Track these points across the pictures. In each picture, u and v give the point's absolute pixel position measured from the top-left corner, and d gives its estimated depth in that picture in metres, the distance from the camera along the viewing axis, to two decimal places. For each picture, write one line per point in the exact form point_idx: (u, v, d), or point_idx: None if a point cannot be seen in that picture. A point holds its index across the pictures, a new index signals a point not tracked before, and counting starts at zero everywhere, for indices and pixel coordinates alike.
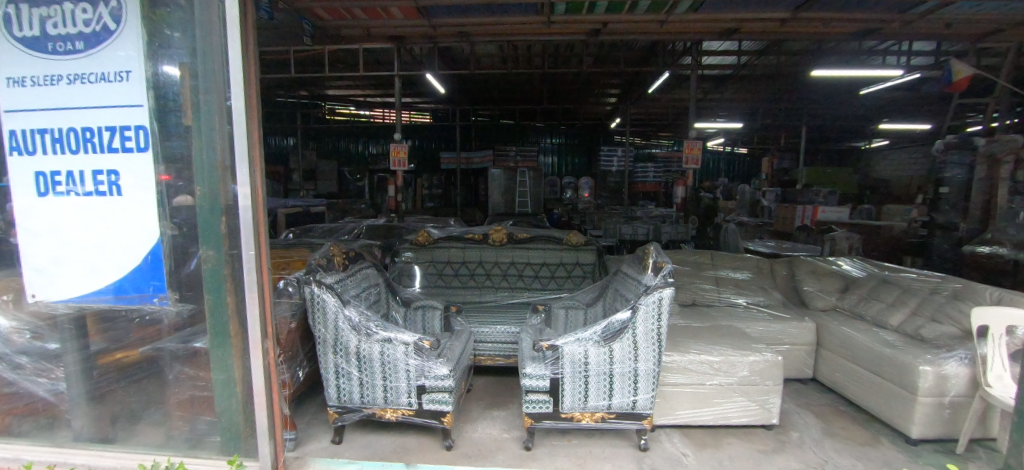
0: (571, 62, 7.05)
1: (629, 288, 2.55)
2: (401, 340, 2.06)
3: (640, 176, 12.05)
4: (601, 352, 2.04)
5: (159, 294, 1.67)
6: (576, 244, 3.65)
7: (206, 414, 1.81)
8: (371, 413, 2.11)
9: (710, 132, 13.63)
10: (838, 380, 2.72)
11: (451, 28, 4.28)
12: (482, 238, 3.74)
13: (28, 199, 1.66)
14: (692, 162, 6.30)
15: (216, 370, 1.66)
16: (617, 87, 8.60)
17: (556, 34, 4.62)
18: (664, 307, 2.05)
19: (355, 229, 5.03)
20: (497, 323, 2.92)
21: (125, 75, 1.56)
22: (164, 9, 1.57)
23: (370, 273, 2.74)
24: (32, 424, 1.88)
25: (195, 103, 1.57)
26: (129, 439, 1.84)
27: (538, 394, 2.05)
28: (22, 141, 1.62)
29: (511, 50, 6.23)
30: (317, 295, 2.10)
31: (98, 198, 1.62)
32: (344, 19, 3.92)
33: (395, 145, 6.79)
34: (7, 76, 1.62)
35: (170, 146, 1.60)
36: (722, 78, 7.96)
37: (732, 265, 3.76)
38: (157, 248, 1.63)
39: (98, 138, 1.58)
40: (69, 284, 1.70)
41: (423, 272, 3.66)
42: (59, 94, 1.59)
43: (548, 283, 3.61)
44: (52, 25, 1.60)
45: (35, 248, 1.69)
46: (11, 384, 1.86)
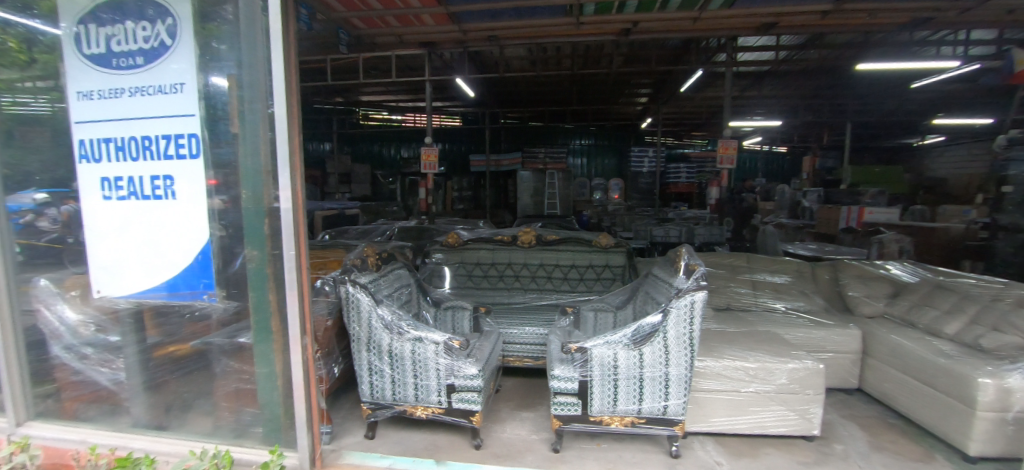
0: (601, 62, 6.98)
1: (660, 291, 2.50)
2: (431, 339, 2.11)
3: (672, 177, 11.81)
4: (631, 355, 2.02)
5: (208, 291, 1.78)
6: (606, 246, 3.61)
7: (250, 406, 1.90)
8: (402, 410, 2.16)
9: (747, 131, 13.19)
10: (887, 391, 2.57)
11: (481, 33, 4.35)
12: (512, 239, 3.77)
13: (95, 203, 1.81)
14: (727, 162, 6.12)
15: (260, 364, 1.75)
16: (648, 87, 8.44)
17: (586, 35, 4.60)
18: (697, 310, 1.99)
19: (388, 231, 5.17)
20: (526, 324, 2.93)
21: (179, 86, 1.68)
22: (213, 23, 1.68)
23: (402, 273, 2.81)
24: (96, 410, 2.04)
25: (241, 111, 1.66)
26: (182, 427, 1.97)
27: (566, 396, 2.04)
28: (90, 150, 1.77)
29: (540, 52, 6.25)
30: (352, 294, 2.18)
31: (154, 202, 1.75)
32: (377, 27, 4.05)
33: (426, 149, 6.92)
34: (78, 90, 1.78)
35: (219, 152, 1.70)
36: (759, 75, 7.69)
37: (771, 269, 3.62)
38: (207, 248, 1.74)
39: (155, 146, 1.70)
40: (129, 281, 1.83)
41: (454, 273, 3.72)
42: (121, 106, 1.73)
43: (577, 285, 3.59)
44: (116, 42, 1.74)
45: (101, 248, 1.84)
46: (79, 372, 2.03)
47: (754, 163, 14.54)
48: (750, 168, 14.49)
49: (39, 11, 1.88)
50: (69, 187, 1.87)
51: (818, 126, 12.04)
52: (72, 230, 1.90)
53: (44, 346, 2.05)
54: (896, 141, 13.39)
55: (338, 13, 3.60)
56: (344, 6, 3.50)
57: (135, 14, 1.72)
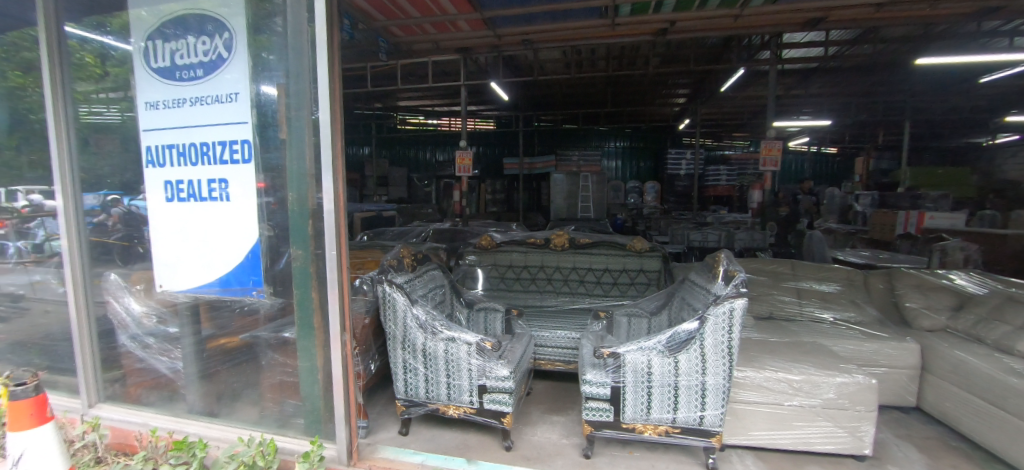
0: (637, 63, 6.87)
1: (697, 297, 2.43)
2: (464, 340, 2.14)
3: (711, 180, 11.45)
4: (666, 363, 1.97)
5: (257, 288, 1.89)
6: (640, 250, 3.54)
7: (293, 398, 2.00)
8: (435, 408, 2.20)
9: (793, 131, 12.59)
10: (949, 411, 2.38)
11: (516, 37, 4.37)
12: (545, 242, 3.75)
13: (158, 204, 1.96)
14: (770, 164, 5.85)
15: (303, 358, 1.84)
16: (686, 87, 8.20)
17: (621, 36, 4.53)
18: (736, 319, 1.92)
19: (423, 232, 5.28)
20: (558, 327, 2.92)
21: (234, 96, 1.79)
22: (265, 35, 1.79)
23: (436, 274, 2.87)
24: (157, 396, 2.22)
25: (289, 118, 1.75)
26: (231, 414, 2.09)
27: (598, 401, 2.02)
28: (156, 156, 1.93)
29: (574, 54, 6.21)
30: (388, 293, 2.25)
31: (211, 204, 1.88)
32: (415, 34, 4.15)
33: (461, 153, 7.02)
34: (146, 101, 1.94)
35: (268, 157, 1.80)
36: (806, 72, 7.32)
37: (818, 276, 3.43)
38: (256, 247, 1.85)
39: (212, 151, 1.83)
40: (187, 277, 1.97)
41: (487, 274, 3.76)
42: (183, 115, 1.87)
43: (610, 289, 3.54)
44: (179, 56, 1.88)
45: (163, 246, 1.99)
46: (142, 360, 2.23)
47: (801, 164, 13.82)
48: (797, 170, 13.78)
49: (115, 30, 2.08)
50: (138, 191, 2.05)
51: (872, 125, 11.32)
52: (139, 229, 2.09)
53: (113, 335, 2.25)
54: (963, 139, 12.37)
55: (378, 22, 3.72)
56: (383, 15, 3.61)
57: (196, 30, 1.86)
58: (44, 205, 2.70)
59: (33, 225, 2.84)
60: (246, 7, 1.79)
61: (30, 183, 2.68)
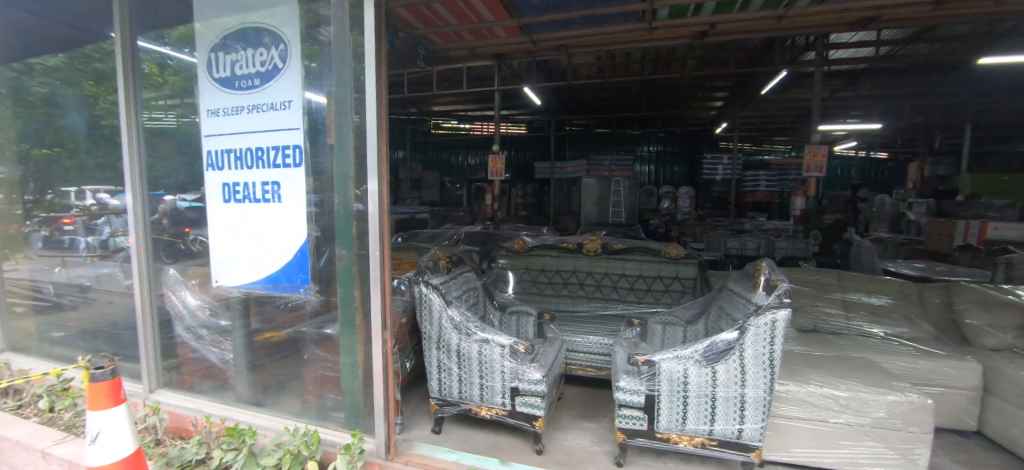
0: (673, 66, 6.73)
1: (737, 307, 2.36)
2: (498, 342, 2.17)
3: (749, 185, 11.08)
4: (703, 373, 1.93)
5: (304, 285, 1.98)
6: (676, 257, 3.47)
7: (333, 392, 2.07)
8: (468, 409, 2.24)
9: (839, 135, 12.00)
10: (1016, 437, 2.21)
11: (551, 42, 4.41)
12: (577, 247, 3.75)
13: (216, 205, 2.09)
14: (815, 169, 5.59)
15: (345, 353, 1.92)
16: (724, 90, 7.98)
17: (658, 40, 4.47)
18: (779, 330, 1.86)
19: (455, 235, 5.35)
20: (591, 333, 2.89)
21: (288, 104, 1.89)
22: (317, 46, 1.88)
23: (470, 276, 2.92)
24: (210, 385, 2.36)
25: (336, 124, 1.83)
26: (276, 405, 2.20)
27: (631, 409, 1.99)
28: (216, 160, 2.06)
29: (608, 58, 6.15)
30: (424, 294, 2.31)
31: (264, 205, 1.99)
32: (453, 41, 4.25)
33: (493, 157, 7.09)
34: (208, 108, 2.08)
35: (318, 162, 1.89)
36: (853, 73, 6.99)
37: (867, 289, 3.26)
38: (304, 246, 1.94)
39: (267, 156, 1.94)
40: (239, 273, 2.09)
41: (519, 278, 3.78)
42: (241, 121, 2.00)
43: (644, 296, 3.48)
44: (239, 67, 2.01)
45: (219, 243, 2.12)
46: (195, 350, 2.40)
47: (848, 170, 13.16)
48: (843, 175, 13.10)
49: (185, 46, 2.26)
50: (191, 192, 2.27)
51: (927, 128, 10.64)
52: (191, 230, 2.35)
53: (171, 326, 2.42)
54: None
55: (417, 30, 3.84)
56: (422, 24, 3.73)
57: (254, 42, 1.98)
58: (110, 204, 2.98)
59: (100, 222, 3.07)
60: (300, 20, 1.90)
61: (98, 182, 2.97)
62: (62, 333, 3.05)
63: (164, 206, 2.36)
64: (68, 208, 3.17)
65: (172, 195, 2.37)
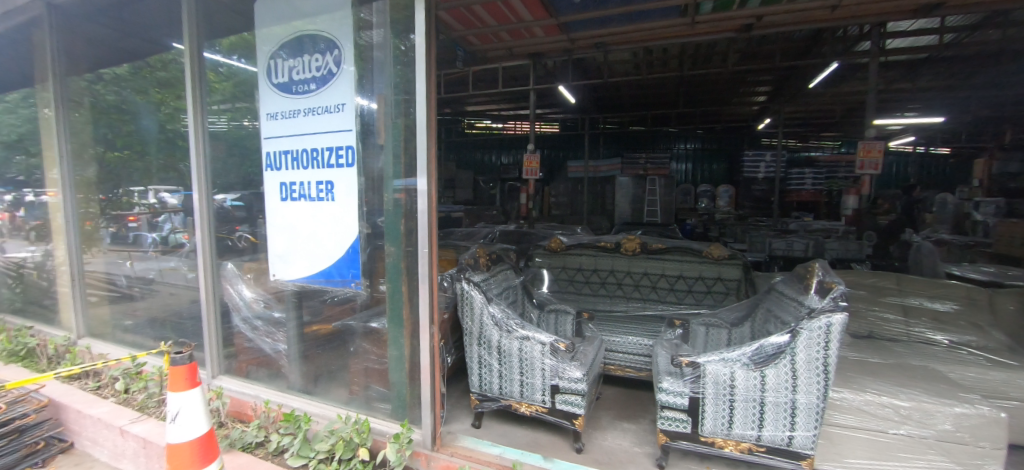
0: (714, 61, 6.50)
1: (786, 310, 2.27)
2: (538, 340, 2.19)
3: (794, 184, 10.59)
4: (752, 377, 1.87)
5: (356, 280, 2.06)
6: (718, 258, 3.37)
7: (379, 384, 2.15)
8: (507, 404, 2.27)
9: (894, 129, 11.28)
10: None
11: (589, 40, 4.38)
12: (615, 246, 3.72)
13: (274, 202, 2.22)
14: (869, 167, 5.28)
15: (393, 346, 2.00)
16: (768, 84, 7.65)
17: (701, 34, 4.34)
18: (834, 334, 1.77)
19: (490, 234, 5.42)
20: (629, 333, 2.86)
21: (341, 106, 1.98)
22: (369, 51, 1.96)
23: (509, 274, 2.95)
24: (264, 373, 2.51)
25: (387, 126, 1.90)
26: (325, 394, 2.31)
27: (674, 411, 1.94)
28: (274, 160, 2.19)
29: (645, 55, 5.98)
30: (466, 291, 2.36)
31: (318, 203, 2.09)
32: (491, 42, 4.30)
33: (528, 156, 7.12)
34: (268, 112, 2.21)
35: (370, 162, 1.97)
36: (912, 63, 6.56)
37: (930, 294, 3.06)
38: (355, 243, 2.03)
39: (322, 156, 2.04)
40: (295, 268, 2.21)
41: (555, 276, 3.79)
42: (298, 124, 2.11)
43: (684, 296, 3.41)
44: (296, 72, 2.12)
45: (277, 239, 2.25)
46: (250, 340, 2.56)
47: (904, 166, 12.36)
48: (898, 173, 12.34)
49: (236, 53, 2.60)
50: (235, 191, 2.57)
51: (996, 121, 9.84)
52: (240, 226, 2.62)
53: (229, 317, 2.58)
54: None
55: (457, 32, 3.91)
56: (462, 26, 3.79)
57: (310, 49, 2.09)
58: (169, 202, 3.28)
59: (162, 219, 3.37)
60: (353, 26, 1.98)
61: (160, 183, 3.31)
62: (132, 321, 3.30)
63: (215, 204, 2.54)
64: (130, 207, 3.53)
65: (222, 194, 2.56)
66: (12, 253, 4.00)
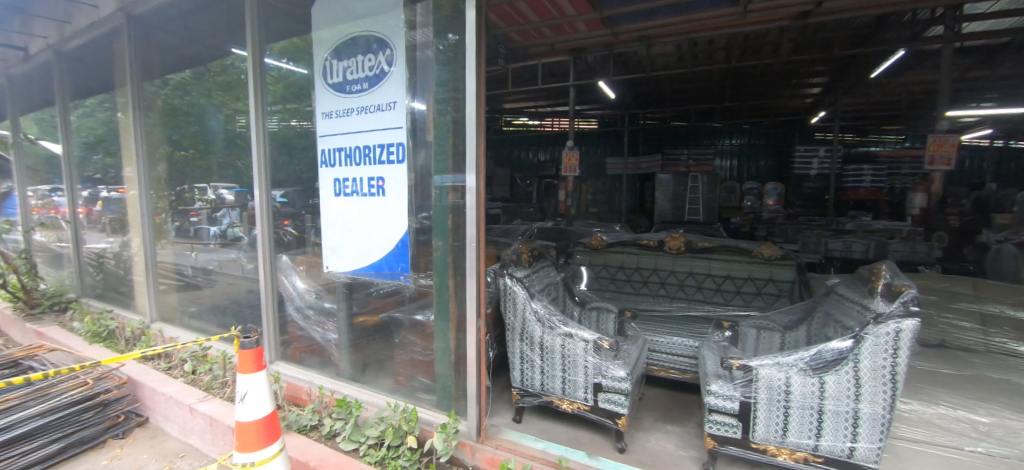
0: (764, 51, 6.17)
1: (849, 314, 2.13)
2: (582, 337, 2.17)
3: (851, 181, 9.93)
4: (809, 383, 1.77)
5: (405, 273, 2.14)
6: (769, 257, 3.22)
7: (424, 375, 2.20)
8: (549, 401, 2.27)
9: (968, 121, 10.35)
10: None
11: (633, 33, 4.28)
12: (658, 245, 3.63)
13: (329, 198, 2.33)
14: (941, 162, 4.86)
15: (439, 339, 2.05)
16: (823, 75, 7.20)
17: (752, 24, 4.14)
18: (904, 341, 1.64)
19: (528, 231, 5.43)
20: (674, 334, 2.79)
21: (393, 104, 2.04)
22: (418, 50, 2.01)
23: (550, 271, 2.94)
24: (316, 360, 2.64)
25: (435, 123, 1.94)
26: (373, 382, 2.40)
27: (724, 416, 1.87)
28: (329, 157, 2.30)
29: (690, 47, 5.73)
30: (509, 286, 2.38)
31: (369, 198, 2.17)
32: (532, 38, 4.29)
33: (567, 153, 7.04)
34: (324, 111, 2.31)
35: (418, 158, 2.02)
36: (992, 48, 5.99)
37: (1011, 301, 2.93)
38: (404, 237, 2.10)
39: (373, 153, 2.12)
40: (346, 261, 2.31)
41: (596, 274, 3.75)
42: (351, 123, 2.19)
43: (732, 298, 3.29)
44: (350, 72, 2.20)
45: (330, 233, 2.36)
46: (303, 329, 2.72)
47: (979, 162, 11.32)
48: (971, 169, 11.33)
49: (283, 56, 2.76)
50: (285, 188, 2.69)
51: None
52: (287, 222, 2.73)
53: (284, 306, 2.74)
54: None
55: (499, 29, 3.93)
56: (505, 23, 3.81)
57: (364, 49, 2.16)
58: (227, 198, 3.50)
59: (220, 214, 3.58)
60: (404, 27, 2.03)
61: (219, 180, 3.52)
62: (196, 307, 3.55)
63: (271, 200, 2.68)
64: (192, 202, 3.70)
65: (277, 190, 2.69)
66: (91, 244, 4.38)
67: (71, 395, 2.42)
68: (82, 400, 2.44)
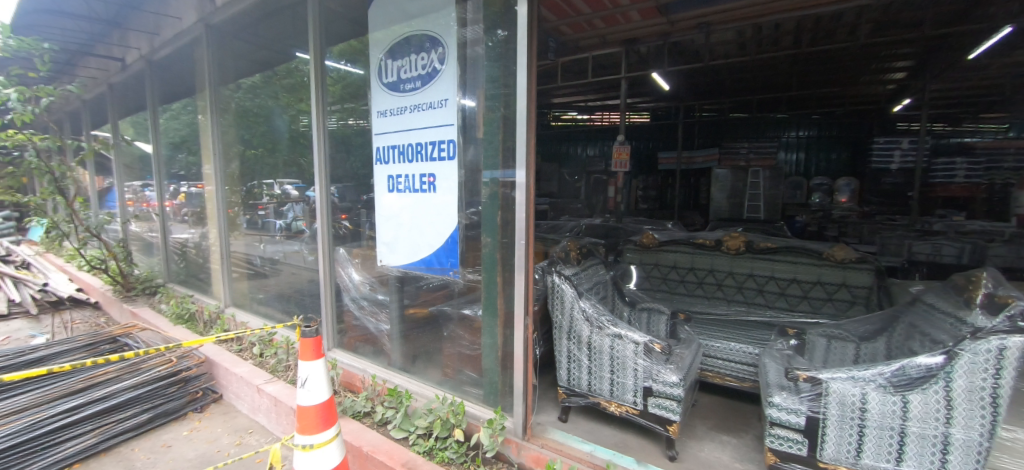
0: (838, 34, 5.65)
1: (939, 327, 1.90)
2: (632, 339, 2.09)
3: (941, 175, 8.95)
4: (890, 401, 1.59)
5: (454, 268, 2.17)
6: (842, 260, 2.94)
7: (471, 370, 2.23)
8: (596, 402, 2.22)
9: None
10: None
11: (691, 20, 4.09)
12: (715, 244, 3.45)
13: (383, 194, 2.42)
14: None
15: (487, 335, 2.06)
16: (909, 58, 6.49)
17: (826, 4, 3.80)
18: (1010, 362, 1.42)
19: (576, 227, 5.35)
20: (732, 339, 2.64)
21: (444, 102, 2.07)
22: (468, 47, 2.01)
23: (599, 269, 2.87)
24: (369, 349, 2.76)
25: (486, 120, 1.95)
26: (422, 373, 2.47)
27: (788, 430, 1.74)
28: (384, 155, 2.38)
29: (754, 33, 5.35)
30: (557, 284, 2.34)
31: (421, 194, 2.23)
32: (583, 31, 4.19)
33: (617, 148, 6.83)
34: (379, 110, 2.39)
35: (468, 154, 2.04)
36: None
37: None
38: (454, 233, 2.13)
39: (426, 150, 2.16)
40: (400, 255, 2.39)
41: (646, 273, 3.62)
42: (404, 120, 2.25)
43: (798, 303, 3.05)
44: (404, 71, 2.26)
45: (385, 228, 2.45)
46: (358, 318, 2.84)
47: None
48: None
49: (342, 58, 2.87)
50: (343, 184, 2.82)
51: None
52: (343, 216, 2.85)
53: (342, 297, 2.88)
54: None
55: (550, 22, 3.87)
56: (555, 16, 3.74)
57: (416, 48, 2.21)
58: (292, 193, 3.72)
59: (286, 208, 3.79)
60: (455, 25, 2.05)
61: (284, 176, 3.75)
62: (264, 294, 3.80)
63: (330, 195, 2.82)
64: (260, 197, 3.95)
65: (335, 186, 2.82)
66: (176, 234, 4.83)
67: (158, 370, 2.72)
68: (168, 376, 2.74)
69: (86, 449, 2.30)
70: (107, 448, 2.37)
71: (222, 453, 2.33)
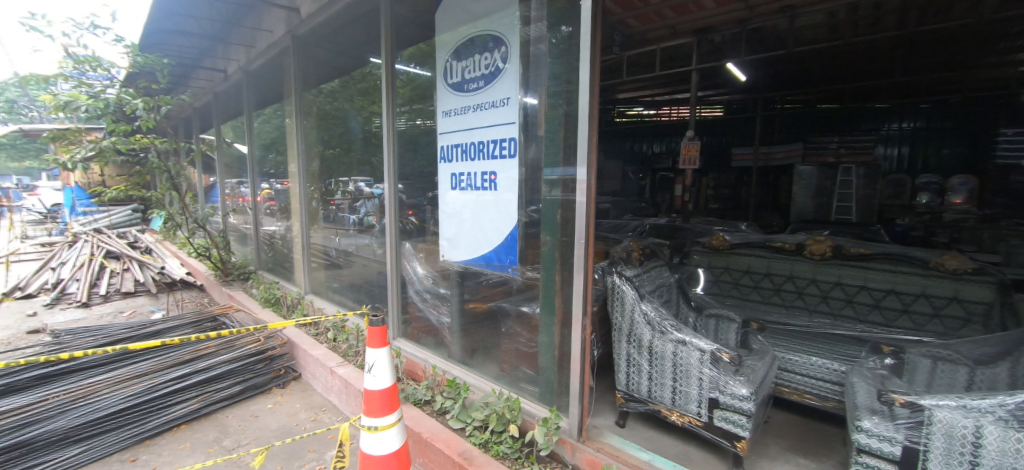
0: (954, 10, 4.90)
1: None
2: (697, 346, 1.98)
3: None
4: (1013, 437, 1.35)
5: (513, 265, 2.20)
6: (955, 271, 2.55)
7: (528, 367, 2.23)
8: (657, 409, 2.14)
9: None
10: None
11: (773, 4, 3.78)
12: (796, 249, 3.17)
13: (446, 191, 2.51)
14: None
15: (544, 333, 2.06)
16: None
17: None
18: None
19: (640, 227, 5.17)
20: (815, 353, 2.41)
21: (506, 100, 2.09)
22: (531, 44, 2.01)
23: (664, 271, 2.75)
24: (430, 340, 2.88)
25: (547, 117, 1.93)
26: (480, 367, 2.52)
27: (879, 460, 1.57)
28: (447, 153, 2.47)
29: (848, 15, 4.81)
30: (618, 285, 2.28)
31: (482, 192, 2.28)
32: (651, 22, 4.01)
33: (686, 144, 6.47)
34: (444, 110, 2.47)
35: (529, 152, 2.04)
36: None
37: None
38: (514, 230, 2.15)
39: (487, 148, 2.20)
40: (461, 250, 2.47)
41: (716, 277, 3.42)
42: (467, 119, 2.31)
43: (895, 318, 2.70)
44: (468, 71, 2.31)
45: (447, 224, 2.54)
46: (421, 310, 2.97)
47: None
48: None
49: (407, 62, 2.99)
50: (410, 182, 2.96)
51: None
52: (410, 212, 2.99)
53: (407, 289, 3.03)
54: None
55: (615, 15, 3.76)
56: (622, 9, 3.64)
57: (480, 49, 2.25)
58: (364, 190, 3.94)
59: (358, 204, 4.04)
60: (519, 23, 2.05)
61: (357, 174, 4.01)
62: (338, 283, 4.09)
63: (398, 192, 2.97)
64: (335, 193, 4.25)
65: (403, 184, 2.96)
66: (265, 227, 5.35)
67: (249, 348, 3.05)
68: (256, 353, 3.06)
69: (191, 413, 2.63)
70: (207, 413, 2.68)
71: (300, 427, 2.55)
